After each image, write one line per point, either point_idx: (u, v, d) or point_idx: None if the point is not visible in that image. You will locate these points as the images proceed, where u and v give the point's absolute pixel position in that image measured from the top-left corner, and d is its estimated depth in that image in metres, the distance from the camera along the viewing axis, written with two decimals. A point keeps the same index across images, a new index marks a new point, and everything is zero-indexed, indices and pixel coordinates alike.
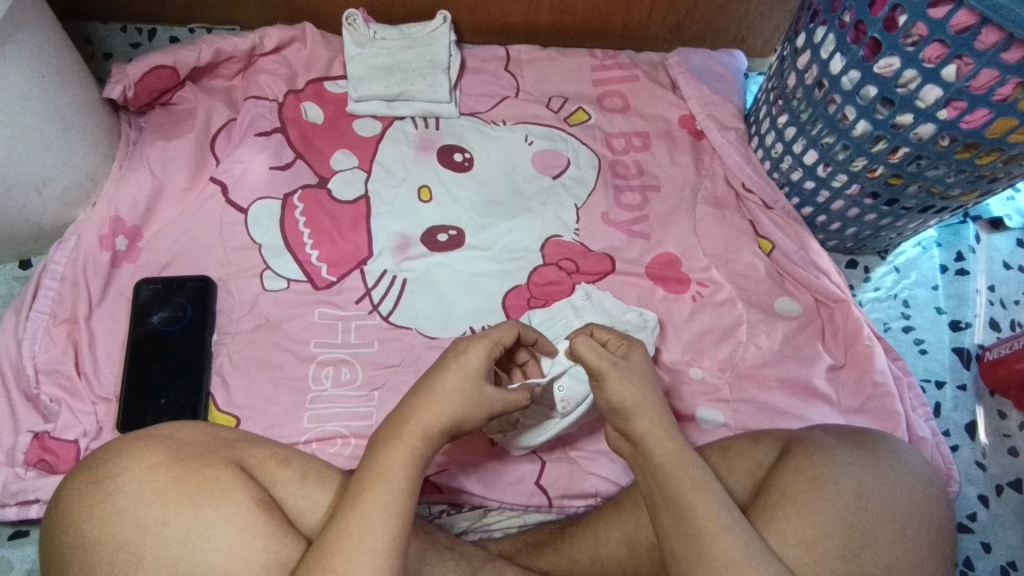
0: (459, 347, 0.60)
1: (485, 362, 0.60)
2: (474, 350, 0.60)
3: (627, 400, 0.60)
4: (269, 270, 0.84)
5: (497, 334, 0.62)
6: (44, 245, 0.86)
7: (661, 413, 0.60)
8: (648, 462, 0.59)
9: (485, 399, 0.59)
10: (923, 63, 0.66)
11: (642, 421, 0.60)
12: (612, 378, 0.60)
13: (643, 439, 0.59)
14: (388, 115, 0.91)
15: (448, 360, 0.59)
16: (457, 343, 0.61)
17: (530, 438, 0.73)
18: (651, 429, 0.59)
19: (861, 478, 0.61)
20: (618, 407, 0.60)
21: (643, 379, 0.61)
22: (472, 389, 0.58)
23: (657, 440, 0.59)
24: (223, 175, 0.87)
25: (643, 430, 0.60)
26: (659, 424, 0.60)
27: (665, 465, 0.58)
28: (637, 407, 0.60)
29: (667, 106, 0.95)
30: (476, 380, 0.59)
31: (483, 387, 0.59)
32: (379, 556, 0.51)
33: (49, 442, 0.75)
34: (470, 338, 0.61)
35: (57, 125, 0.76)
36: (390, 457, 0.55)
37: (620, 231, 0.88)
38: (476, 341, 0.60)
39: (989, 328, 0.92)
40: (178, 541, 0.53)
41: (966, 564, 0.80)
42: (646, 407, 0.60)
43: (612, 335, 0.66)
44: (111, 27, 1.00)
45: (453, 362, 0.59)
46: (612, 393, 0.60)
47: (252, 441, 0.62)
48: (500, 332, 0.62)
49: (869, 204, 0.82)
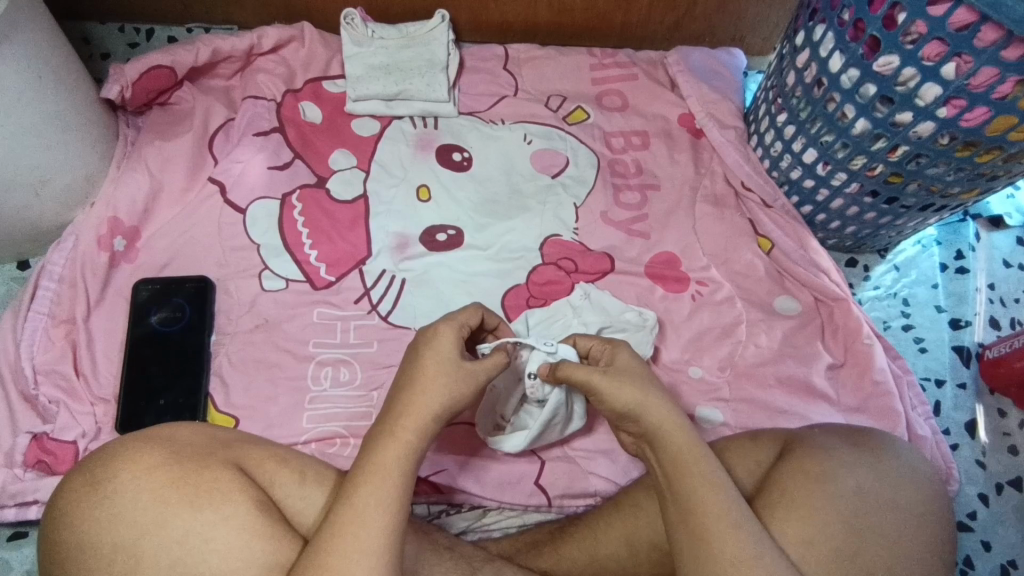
0: (427, 334, 0.61)
1: (457, 343, 0.60)
2: (444, 333, 0.60)
3: (625, 403, 0.60)
4: (268, 270, 0.83)
5: (461, 316, 0.62)
6: (43, 245, 0.86)
7: (671, 408, 0.60)
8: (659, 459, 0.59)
9: (469, 374, 0.59)
10: (922, 61, 0.66)
11: (650, 416, 0.59)
12: (605, 386, 0.60)
13: (653, 435, 0.59)
14: (387, 115, 0.91)
15: (421, 347, 0.60)
16: (423, 332, 0.61)
17: (513, 440, 0.71)
18: (662, 423, 0.59)
19: (861, 477, 0.61)
20: (622, 410, 0.60)
21: (640, 379, 0.61)
22: (453, 368, 0.59)
23: (669, 434, 0.59)
24: (222, 175, 0.87)
25: (652, 427, 0.59)
26: (669, 419, 0.59)
27: (675, 461, 0.58)
28: (641, 406, 0.60)
29: (666, 105, 0.95)
30: (454, 360, 0.59)
31: (463, 364, 0.59)
32: (377, 554, 0.51)
33: (48, 443, 0.75)
34: (436, 324, 0.61)
35: (55, 125, 0.76)
36: (386, 454, 0.54)
37: (619, 230, 0.88)
38: (444, 325, 0.61)
39: (989, 327, 0.92)
40: (177, 542, 0.53)
41: (965, 562, 0.80)
42: (651, 403, 0.60)
43: (595, 342, 0.66)
44: (108, 27, 1.00)
45: (427, 348, 0.59)
46: (611, 399, 0.60)
47: (250, 441, 0.62)
48: (464, 314, 0.63)
49: (869, 203, 0.82)
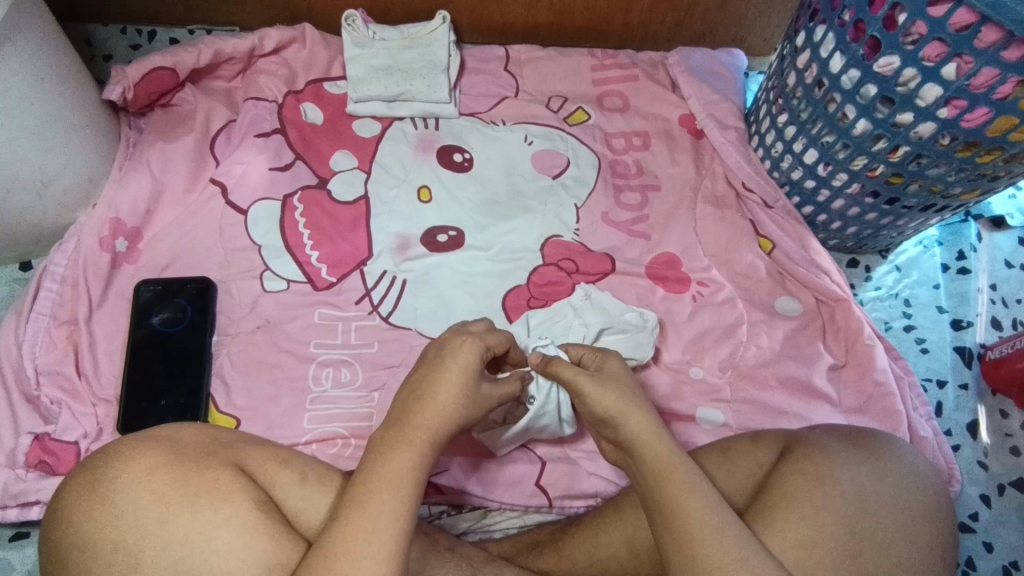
0: (451, 346, 0.61)
1: (479, 361, 0.61)
2: (469, 350, 0.60)
3: (612, 408, 0.60)
4: (269, 271, 0.84)
5: (490, 339, 0.63)
6: (45, 246, 0.86)
7: (650, 417, 0.60)
8: (641, 470, 0.59)
9: (485, 398, 0.60)
10: (922, 62, 0.66)
11: (630, 426, 0.60)
12: (590, 389, 0.61)
13: (634, 444, 0.60)
14: (388, 115, 0.91)
15: (445, 356, 0.60)
16: (445, 344, 0.62)
17: (505, 436, 0.71)
18: (641, 434, 0.59)
19: (860, 478, 0.61)
20: (603, 416, 0.61)
21: (625, 387, 0.62)
22: (470, 385, 0.59)
23: (646, 445, 0.59)
24: (223, 176, 0.87)
25: (632, 439, 0.60)
26: (649, 429, 0.60)
27: (655, 471, 0.58)
28: (623, 414, 0.60)
29: (667, 105, 0.95)
30: (475, 379, 0.60)
31: (480, 387, 0.60)
32: (383, 557, 0.51)
33: (49, 444, 0.75)
34: (462, 337, 0.62)
35: (57, 127, 0.76)
36: (394, 460, 0.54)
37: (620, 230, 0.88)
38: (469, 340, 0.61)
39: (991, 327, 0.92)
40: (178, 542, 0.53)
41: (967, 563, 0.80)
42: (630, 411, 0.60)
43: (586, 350, 0.67)
44: (111, 28, 1.00)
45: (451, 362, 0.60)
46: (596, 403, 0.61)
47: (251, 442, 0.62)
48: (494, 339, 0.63)
49: (870, 203, 0.82)
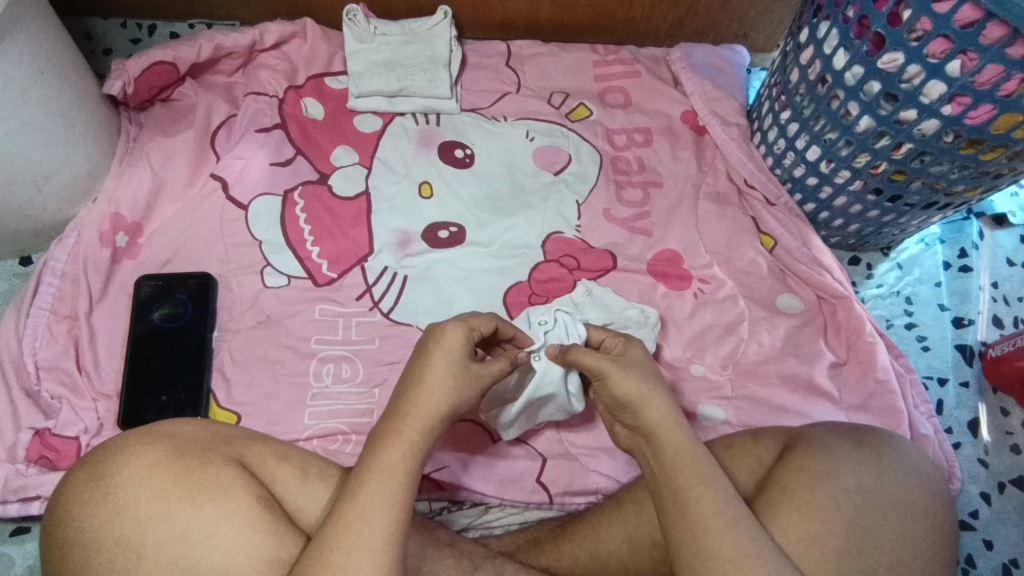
0: (435, 333, 0.59)
1: (465, 345, 0.59)
2: (452, 335, 0.59)
3: (632, 393, 0.60)
4: (269, 267, 0.83)
5: (471, 320, 0.61)
6: (45, 240, 0.86)
7: (671, 406, 0.60)
8: (658, 460, 0.59)
9: (474, 377, 0.59)
10: (927, 58, 0.65)
11: (650, 413, 0.59)
12: (612, 373, 0.60)
13: (653, 432, 0.59)
14: (389, 111, 0.91)
15: (429, 346, 0.59)
16: (429, 331, 0.60)
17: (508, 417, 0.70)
18: (661, 421, 0.59)
19: (862, 475, 0.61)
20: (624, 401, 0.60)
21: (645, 375, 0.61)
22: (460, 368, 0.58)
23: (664, 433, 0.59)
24: (223, 172, 0.87)
25: (651, 425, 0.59)
26: (668, 418, 0.59)
27: (671, 460, 0.58)
28: (643, 399, 0.59)
29: (668, 102, 0.95)
30: (461, 362, 0.58)
31: (470, 367, 0.59)
32: (379, 550, 0.51)
33: (49, 439, 0.75)
34: (446, 324, 0.60)
35: (56, 122, 0.76)
36: (393, 451, 0.54)
37: (622, 227, 0.87)
38: (451, 325, 0.59)
39: (992, 325, 0.92)
40: (179, 538, 0.53)
41: (966, 561, 0.80)
42: (653, 399, 0.59)
43: (609, 334, 0.67)
44: (111, 22, 0.99)
45: (435, 348, 0.58)
46: (615, 388, 0.60)
47: (253, 438, 0.61)
48: (476, 319, 0.62)
49: (872, 200, 0.82)
